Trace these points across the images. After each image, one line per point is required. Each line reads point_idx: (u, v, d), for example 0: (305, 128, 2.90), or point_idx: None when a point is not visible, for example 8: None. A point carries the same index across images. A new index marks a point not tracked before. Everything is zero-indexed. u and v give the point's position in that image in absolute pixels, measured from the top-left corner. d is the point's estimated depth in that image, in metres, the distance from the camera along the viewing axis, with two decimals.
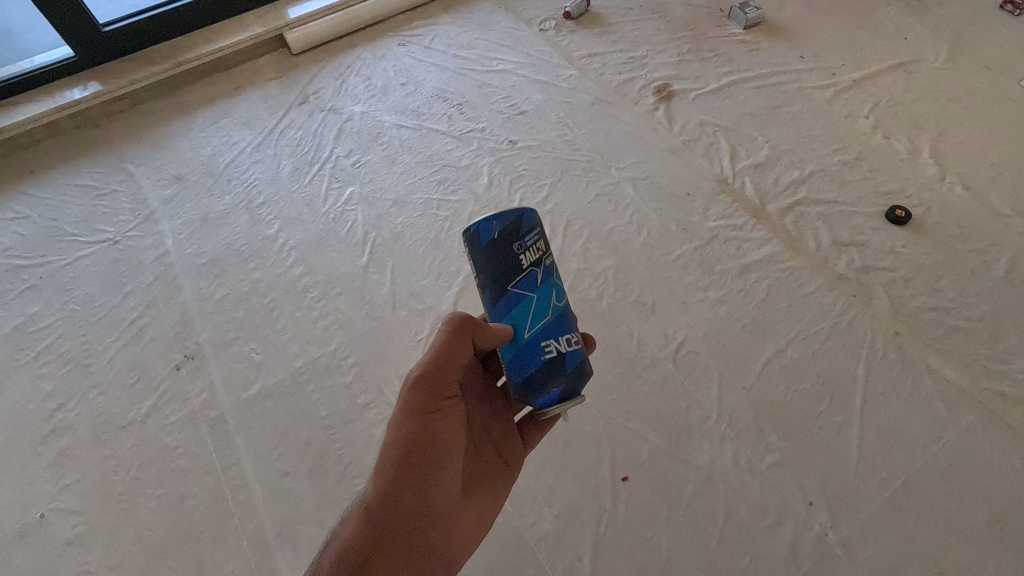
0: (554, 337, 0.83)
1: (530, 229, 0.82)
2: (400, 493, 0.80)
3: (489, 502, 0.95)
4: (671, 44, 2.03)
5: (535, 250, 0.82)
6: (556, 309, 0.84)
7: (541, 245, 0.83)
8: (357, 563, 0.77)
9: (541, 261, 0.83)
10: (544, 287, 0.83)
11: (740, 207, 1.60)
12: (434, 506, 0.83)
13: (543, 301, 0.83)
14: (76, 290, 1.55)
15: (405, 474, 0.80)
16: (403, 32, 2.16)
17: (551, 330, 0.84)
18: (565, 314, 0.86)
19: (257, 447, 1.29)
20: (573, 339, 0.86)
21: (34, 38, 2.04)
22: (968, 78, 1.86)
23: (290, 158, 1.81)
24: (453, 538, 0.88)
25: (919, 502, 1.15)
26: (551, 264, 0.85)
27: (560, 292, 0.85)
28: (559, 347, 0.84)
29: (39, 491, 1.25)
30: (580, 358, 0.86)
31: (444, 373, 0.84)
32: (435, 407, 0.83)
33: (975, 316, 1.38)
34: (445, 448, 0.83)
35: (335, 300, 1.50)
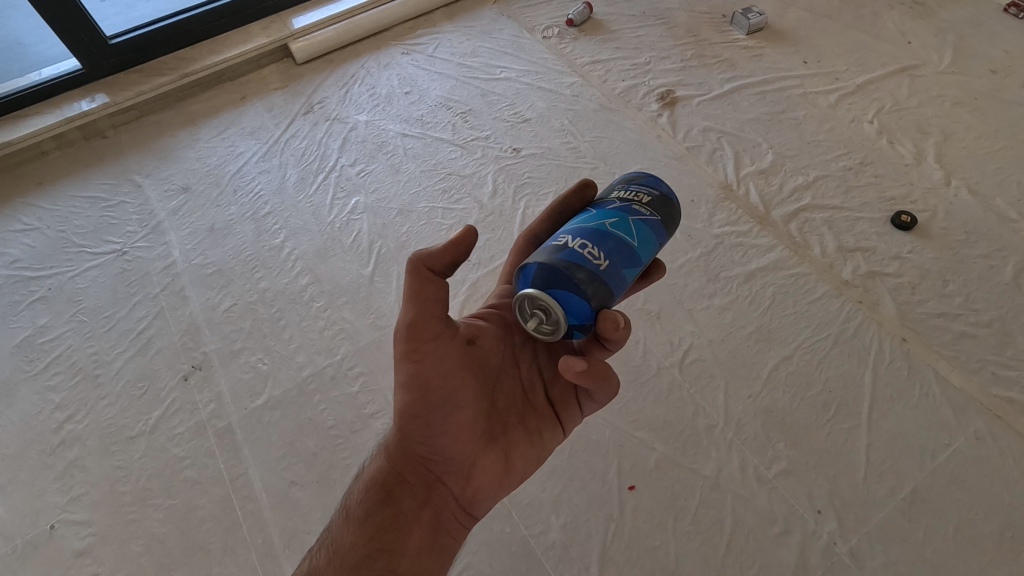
0: (577, 233, 0.80)
1: (639, 181, 0.90)
2: (410, 435, 0.85)
3: (522, 445, 0.87)
4: (674, 50, 2.03)
5: (631, 193, 0.87)
6: (601, 226, 0.81)
7: (642, 196, 0.87)
8: (381, 497, 0.84)
9: (629, 201, 0.86)
10: (606, 211, 0.84)
11: (745, 214, 1.60)
12: (447, 448, 0.84)
13: (599, 217, 0.83)
14: (84, 301, 1.56)
15: (410, 418, 0.84)
16: (407, 41, 2.17)
17: (578, 232, 0.80)
18: (608, 239, 0.79)
19: (265, 458, 1.30)
20: (590, 248, 0.77)
21: (42, 51, 2.06)
22: (972, 82, 1.86)
23: (295, 168, 1.82)
24: (475, 481, 0.85)
25: (928, 510, 1.15)
26: (638, 209, 0.85)
27: (624, 227, 0.82)
28: (572, 242, 0.78)
29: (49, 502, 1.26)
30: (581, 257, 0.76)
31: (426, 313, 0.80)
32: (423, 354, 0.81)
33: (983, 322, 1.38)
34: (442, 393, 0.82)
35: (341, 309, 1.51)
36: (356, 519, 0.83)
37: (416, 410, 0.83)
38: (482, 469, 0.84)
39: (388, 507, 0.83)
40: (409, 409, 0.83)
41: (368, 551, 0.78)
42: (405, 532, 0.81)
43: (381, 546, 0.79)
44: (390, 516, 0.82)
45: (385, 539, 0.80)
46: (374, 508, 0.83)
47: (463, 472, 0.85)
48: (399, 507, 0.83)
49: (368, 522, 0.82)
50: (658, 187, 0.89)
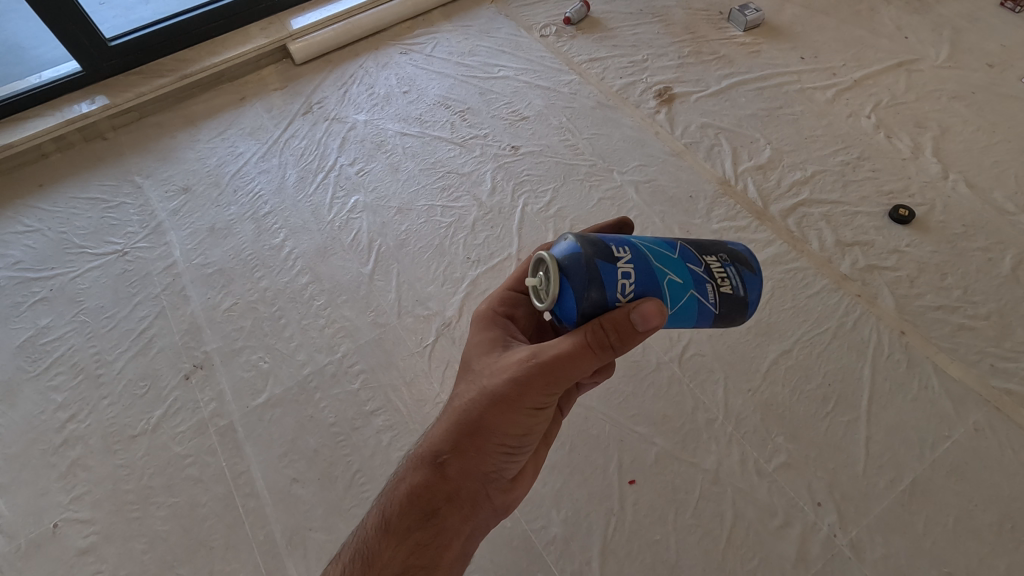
0: (640, 259, 0.77)
1: (745, 272, 0.87)
2: (480, 456, 0.80)
3: (544, 453, 0.96)
4: (671, 47, 2.04)
5: (724, 278, 0.84)
6: (665, 275, 0.79)
7: (723, 289, 0.84)
8: (428, 511, 0.79)
9: (709, 282, 0.83)
10: (687, 267, 0.81)
11: (743, 209, 1.61)
12: (507, 468, 0.84)
13: (671, 262, 0.80)
14: (86, 302, 1.57)
15: (491, 443, 0.80)
16: (405, 41, 2.18)
17: (640, 260, 0.77)
18: (657, 289, 0.78)
19: (266, 455, 1.30)
20: (629, 282, 0.76)
21: (42, 54, 2.07)
22: (969, 76, 1.86)
23: (295, 167, 1.83)
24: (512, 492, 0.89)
25: (928, 501, 1.15)
26: (707, 290, 0.83)
27: (670, 288, 0.79)
28: (624, 258, 0.76)
29: (52, 501, 1.26)
30: (613, 281, 0.74)
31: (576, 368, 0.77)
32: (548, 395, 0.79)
33: (981, 314, 1.38)
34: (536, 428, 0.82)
35: (341, 308, 1.52)
36: (397, 533, 0.78)
37: (509, 442, 0.81)
38: (522, 482, 0.89)
39: (435, 523, 0.78)
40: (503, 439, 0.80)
41: (405, 567, 0.76)
42: (449, 549, 0.78)
43: (425, 564, 0.76)
44: (433, 532, 0.78)
45: (427, 555, 0.77)
46: (418, 523, 0.78)
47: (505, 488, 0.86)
48: (446, 524, 0.79)
49: (412, 537, 0.77)
50: (748, 292, 0.87)
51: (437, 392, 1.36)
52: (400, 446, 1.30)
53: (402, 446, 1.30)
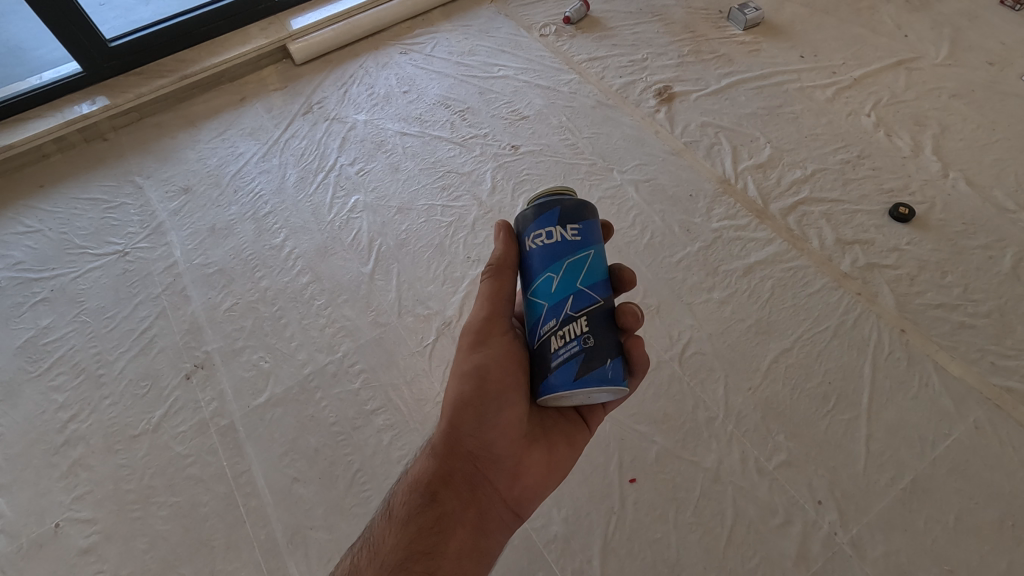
0: (568, 248, 0.81)
1: (574, 364, 0.77)
2: (460, 432, 0.84)
3: (562, 447, 0.89)
4: (671, 46, 2.04)
5: (562, 340, 0.78)
6: (552, 271, 0.81)
7: (553, 343, 0.79)
8: (424, 497, 0.81)
9: (556, 327, 0.79)
10: (565, 298, 0.80)
11: (743, 208, 1.61)
12: (496, 444, 0.84)
13: (568, 279, 0.80)
14: (87, 302, 1.57)
15: (462, 412, 0.84)
16: (405, 40, 2.18)
17: (562, 248, 0.81)
18: (538, 268, 0.82)
19: (267, 455, 1.31)
20: (539, 240, 0.82)
21: (43, 55, 2.08)
22: (969, 74, 1.86)
23: (295, 168, 1.83)
24: (523, 478, 0.87)
25: (929, 499, 1.15)
26: (550, 324, 0.80)
27: (545, 279, 0.81)
28: (561, 233, 0.82)
29: (53, 501, 1.26)
30: (541, 224, 0.82)
31: (496, 308, 0.88)
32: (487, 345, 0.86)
33: (981, 312, 1.38)
34: (498, 386, 0.83)
35: (342, 307, 1.52)
36: (397, 520, 0.80)
37: (473, 404, 0.83)
38: (532, 466, 0.87)
39: (432, 508, 0.80)
40: (465, 402, 0.84)
41: (408, 553, 0.75)
42: (448, 535, 0.78)
43: (425, 548, 0.76)
44: (434, 517, 0.79)
45: (428, 541, 0.77)
46: (418, 509, 0.80)
47: (509, 470, 0.85)
48: (445, 509, 0.80)
49: (411, 523, 0.78)
50: (556, 372, 0.78)
51: (437, 392, 1.36)
52: (400, 445, 1.30)
53: (403, 446, 1.30)
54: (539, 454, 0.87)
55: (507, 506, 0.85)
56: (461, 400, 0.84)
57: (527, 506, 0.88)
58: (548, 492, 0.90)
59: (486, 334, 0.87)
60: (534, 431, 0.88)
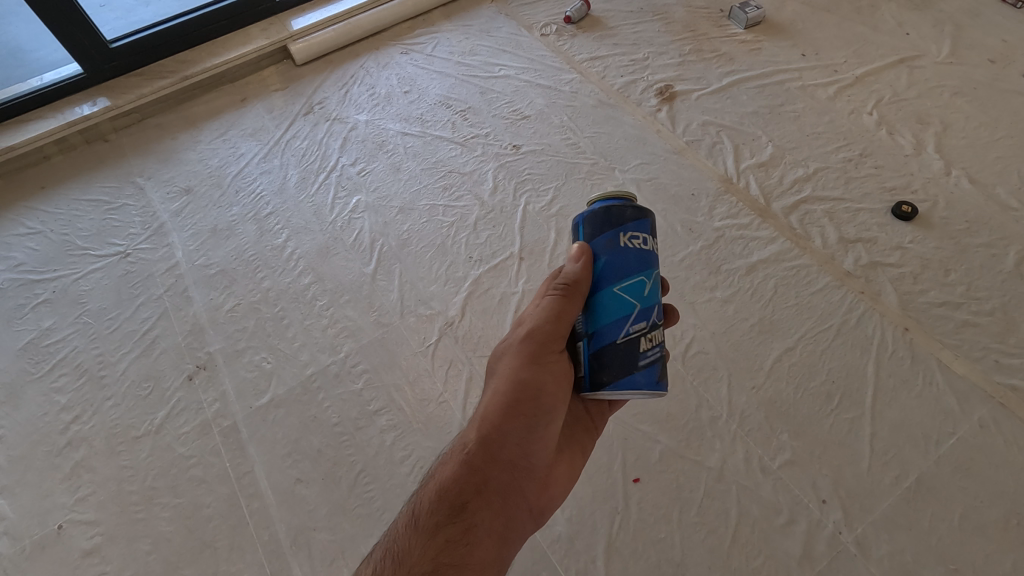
0: (658, 259, 0.85)
1: (658, 366, 0.83)
2: (505, 440, 0.83)
3: (579, 459, 0.96)
4: (672, 45, 2.04)
5: (652, 343, 0.82)
6: (646, 276, 0.82)
7: (643, 344, 0.81)
8: (456, 507, 0.79)
9: (645, 329, 0.82)
10: (654, 304, 0.83)
11: (745, 207, 1.60)
12: (535, 455, 0.86)
13: (651, 287, 0.83)
14: (89, 304, 1.57)
15: (512, 420, 0.84)
16: (406, 40, 2.18)
17: (654, 258, 0.84)
18: (632, 268, 0.81)
19: (270, 455, 1.30)
20: (638, 243, 0.82)
21: (43, 56, 2.08)
22: (970, 72, 1.86)
23: (296, 168, 1.83)
24: (547, 491, 0.89)
25: (933, 498, 1.15)
26: (639, 325, 0.81)
27: (631, 285, 0.81)
28: (651, 244, 0.83)
29: (56, 502, 1.26)
30: (639, 227, 0.82)
31: (560, 330, 0.86)
32: (545, 358, 0.87)
33: (985, 310, 1.38)
34: (553, 401, 0.86)
35: (344, 308, 1.52)
36: (425, 531, 0.77)
37: (525, 413, 0.84)
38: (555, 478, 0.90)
39: (465, 519, 0.78)
40: (518, 409, 0.84)
41: (435, 565, 0.74)
42: (478, 546, 0.77)
43: (455, 561, 0.74)
44: (463, 529, 0.77)
45: (457, 553, 0.75)
46: (448, 520, 0.78)
47: (539, 483, 0.87)
48: (476, 519, 0.79)
49: (441, 534, 0.76)
50: (642, 371, 0.81)
51: (440, 392, 1.36)
52: (403, 446, 1.30)
53: (405, 446, 1.30)
54: (557, 467, 0.91)
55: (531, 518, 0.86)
56: (513, 407, 0.84)
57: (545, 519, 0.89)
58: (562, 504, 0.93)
59: (549, 347, 0.86)
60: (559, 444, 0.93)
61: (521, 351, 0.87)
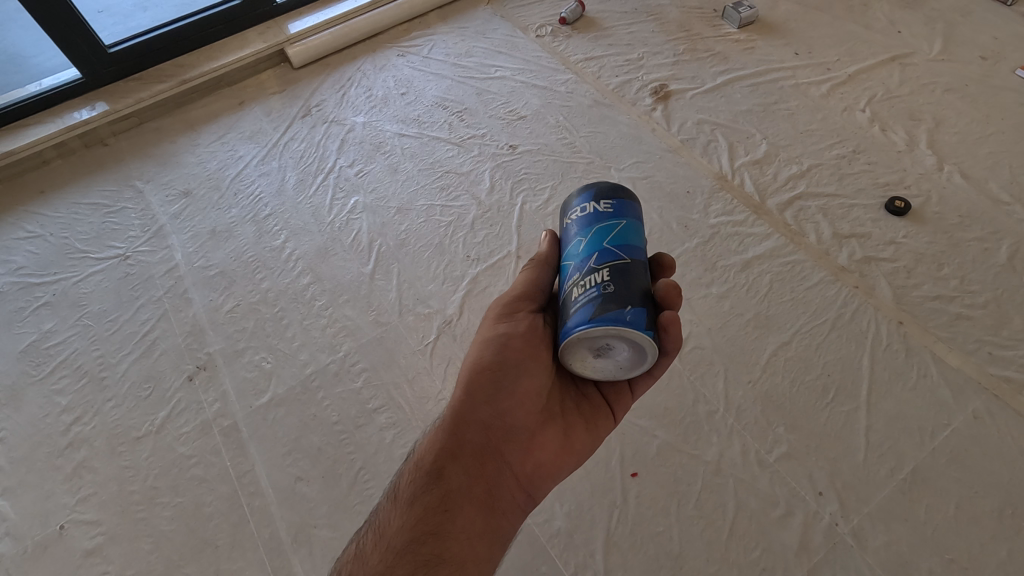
0: (598, 217, 0.83)
1: (591, 306, 0.75)
2: (473, 402, 0.85)
3: (580, 430, 0.90)
4: (667, 45, 2.05)
5: (581, 288, 0.77)
6: (582, 235, 0.83)
7: (574, 293, 0.78)
8: (431, 474, 0.82)
9: (578, 280, 0.79)
10: (590, 254, 0.80)
11: (740, 204, 1.62)
12: (512, 416, 0.85)
13: (592, 241, 0.81)
14: (89, 306, 1.58)
15: (478, 381, 0.85)
16: (402, 43, 2.20)
17: (592, 218, 0.83)
18: (571, 235, 0.85)
19: (271, 454, 1.31)
20: (575, 214, 0.86)
21: (42, 62, 2.09)
22: (962, 69, 1.87)
23: (295, 170, 1.84)
24: (536, 456, 0.87)
25: (928, 489, 1.16)
26: (574, 278, 0.80)
27: (575, 247, 0.83)
28: (596, 205, 0.84)
29: (58, 503, 1.27)
30: (577, 201, 0.87)
31: (531, 295, 0.90)
32: (514, 316, 0.88)
33: (978, 303, 1.39)
34: (519, 358, 0.85)
35: (343, 307, 1.53)
36: (403, 501, 0.81)
37: (491, 371, 0.85)
38: (545, 443, 0.87)
39: (439, 485, 0.81)
40: (482, 368, 0.85)
41: (414, 534, 0.77)
42: (455, 513, 0.79)
43: (432, 528, 0.78)
44: (440, 495, 0.80)
45: (435, 520, 0.79)
46: (424, 488, 0.81)
47: (523, 448, 0.86)
48: (451, 486, 0.81)
49: (417, 503, 0.80)
50: (573, 317, 0.76)
51: (439, 389, 1.37)
52: (403, 443, 1.30)
53: (405, 443, 1.30)
54: (551, 432, 0.88)
55: (519, 484, 0.86)
56: (479, 367, 0.85)
57: (538, 488, 0.88)
58: (562, 474, 0.89)
59: (516, 306, 0.89)
60: (553, 409, 0.89)
61: (490, 316, 0.90)
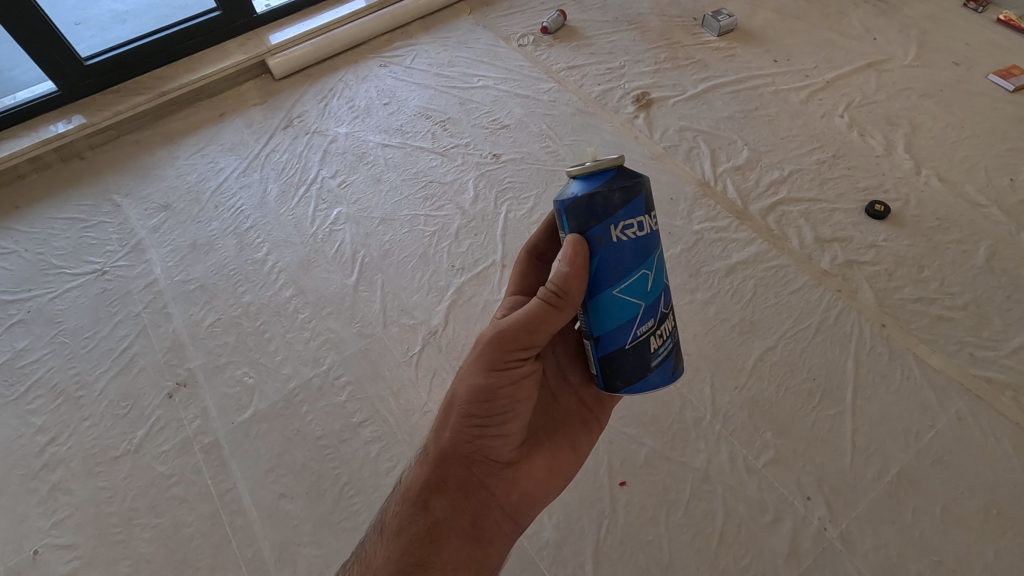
0: (655, 242, 0.73)
1: (671, 358, 0.81)
2: (457, 439, 0.82)
3: (565, 451, 0.90)
4: (648, 54, 2.07)
5: (662, 340, 0.78)
6: (649, 269, 0.73)
7: (653, 344, 0.77)
8: (417, 506, 0.80)
9: (653, 327, 0.77)
10: (659, 296, 0.76)
11: (723, 210, 1.62)
12: (495, 451, 0.82)
13: (658, 277, 0.75)
14: (65, 323, 1.54)
15: (461, 420, 0.81)
16: (384, 53, 2.19)
17: (654, 244, 0.73)
18: (631, 265, 0.72)
19: (253, 471, 1.28)
20: (634, 234, 0.71)
21: (17, 75, 2.06)
22: (936, 74, 1.91)
23: (277, 182, 1.82)
24: (520, 485, 0.85)
25: (914, 492, 1.16)
26: (647, 324, 0.76)
27: (647, 283, 0.74)
28: (651, 225, 0.73)
29: (32, 527, 1.23)
30: (630, 213, 0.70)
31: (532, 337, 0.78)
32: (505, 361, 0.79)
33: (959, 305, 1.40)
34: (508, 400, 0.80)
35: (327, 320, 1.51)
36: (390, 532, 0.80)
37: (476, 414, 0.80)
38: (530, 472, 0.86)
39: (425, 516, 0.80)
40: (466, 412, 0.80)
41: (398, 566, 0.76)
42: (441, 546, 0.78)
43: (420, 561, 0.76)
44: (426, 528, 0.79)
45: (420, 552, 0.77)
46: (409, 519, 0.80)
47: (509, 480, 0.84)
48: (436, 518, 0.80)
49: (403, 535, 0.79)
50: (656, 370, 0.79)
51: (424, 402, 1.36)
52: (389, 457, 1.29)
53: (391, 457, 1.28)
54: (535, 458, 0.87)
55: (507, 514, 0.84)
56: (462, 408, 0.81)
57: (524, 516, 0.86)
58: (549, 498, 0.88)
59: (508, 351, 0.78)
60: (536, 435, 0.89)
61: (477, 355, 0.81)
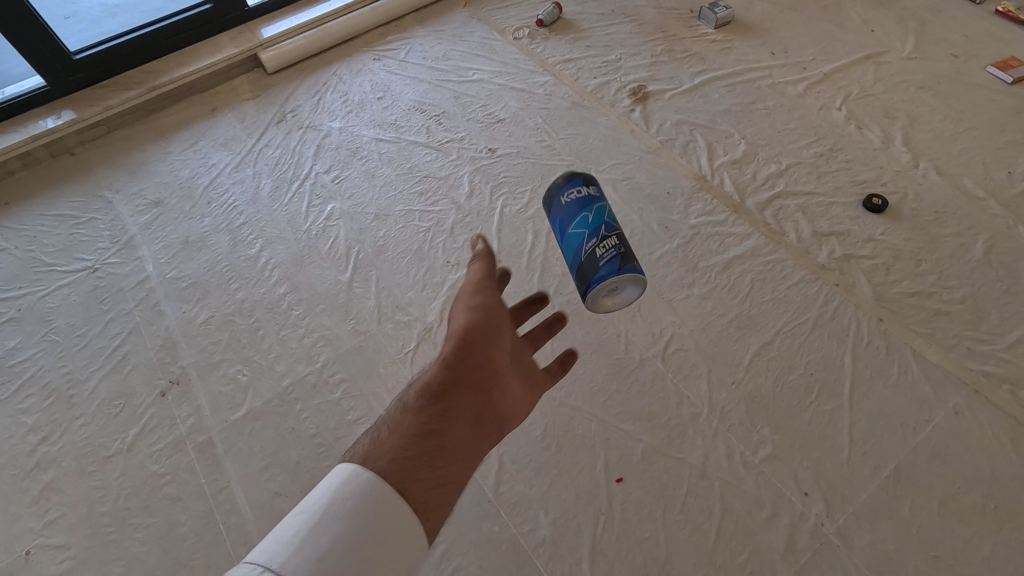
0: (594, 198, 1.03)
1: (617, 260, 0.97)
2: (468, 353, 0.76)
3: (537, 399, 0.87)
4: (644, 46, 2.05)
5: (603, 248, 0.97)
6: (585, 211, 1.01)
7: (597, 254, 0.98)
8: (428, 414, 0.69)
9: (597, 242, 0.98)
10: (600, 225, 1.00)
11: (720, 204, 1.61)
12: (499, 372, 0.79)
13: (596, 214, 1.01)
14: (56, 321, 1.53)
15: (470, 336, 0.77)
16: (378, 47, 2.17)
17: (586, 199, 1.02)
18: (573, 213, 1.02)
19: (247, 470, 1.27)
20: (572, 196, 1.03)
21: (6, 71, 2.03)
22: (934, 66, 1.90)
23: (270, 177, 1.80)
24: (509, 416, 0.80)
25: (911, 487, 1.16)
26: (592, 242, 0.99)
27: (585, 218, 1.01)
28: (586, 190, 1.03)
29: (24, 528, 1.22)
30: (571, 186, 1.04)
31: (490, 278, 0.88)
32: (486, 290, 0.85)
33: (956, 298, 1.40)
34: (499, 320, 0.82)
35: (321, 317, 1.49)
36: (399, 435, 0.66)
37: (482, 330, 0.79)
38: (517, 407, 0.81)
39: (435, 425, 0.68)
40: (473, 328, 0.78)
41: (413, 468, 0.62)
42: (452, 456, 0.67)
43: (434, 466, 0.64)
44: (437, 437, 0.67)
45: (434, 459, 0.65)
46: (420, 427, 0.68)
47: (502, 408, 0.78)
48: (447, 428, 0.69)
49: (414, 439, 0.65)
50: (605, 267, 0.96)
51: None
52: None
53: None
54: (521, 395, 0.83)
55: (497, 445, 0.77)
56: (468, 327, 0.78)
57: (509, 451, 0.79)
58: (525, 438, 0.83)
59: (486, 285, 0.86)
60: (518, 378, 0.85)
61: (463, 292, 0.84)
